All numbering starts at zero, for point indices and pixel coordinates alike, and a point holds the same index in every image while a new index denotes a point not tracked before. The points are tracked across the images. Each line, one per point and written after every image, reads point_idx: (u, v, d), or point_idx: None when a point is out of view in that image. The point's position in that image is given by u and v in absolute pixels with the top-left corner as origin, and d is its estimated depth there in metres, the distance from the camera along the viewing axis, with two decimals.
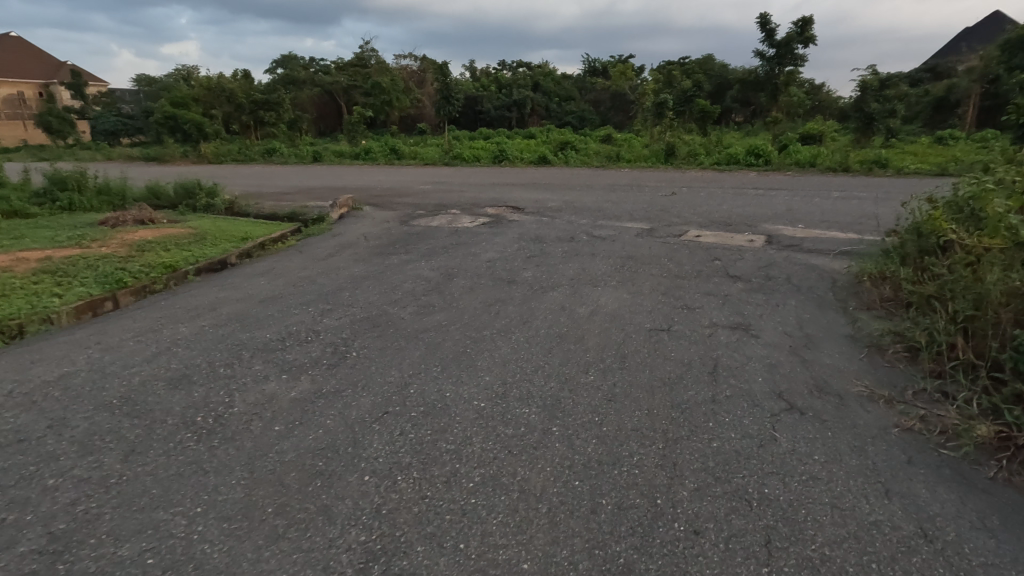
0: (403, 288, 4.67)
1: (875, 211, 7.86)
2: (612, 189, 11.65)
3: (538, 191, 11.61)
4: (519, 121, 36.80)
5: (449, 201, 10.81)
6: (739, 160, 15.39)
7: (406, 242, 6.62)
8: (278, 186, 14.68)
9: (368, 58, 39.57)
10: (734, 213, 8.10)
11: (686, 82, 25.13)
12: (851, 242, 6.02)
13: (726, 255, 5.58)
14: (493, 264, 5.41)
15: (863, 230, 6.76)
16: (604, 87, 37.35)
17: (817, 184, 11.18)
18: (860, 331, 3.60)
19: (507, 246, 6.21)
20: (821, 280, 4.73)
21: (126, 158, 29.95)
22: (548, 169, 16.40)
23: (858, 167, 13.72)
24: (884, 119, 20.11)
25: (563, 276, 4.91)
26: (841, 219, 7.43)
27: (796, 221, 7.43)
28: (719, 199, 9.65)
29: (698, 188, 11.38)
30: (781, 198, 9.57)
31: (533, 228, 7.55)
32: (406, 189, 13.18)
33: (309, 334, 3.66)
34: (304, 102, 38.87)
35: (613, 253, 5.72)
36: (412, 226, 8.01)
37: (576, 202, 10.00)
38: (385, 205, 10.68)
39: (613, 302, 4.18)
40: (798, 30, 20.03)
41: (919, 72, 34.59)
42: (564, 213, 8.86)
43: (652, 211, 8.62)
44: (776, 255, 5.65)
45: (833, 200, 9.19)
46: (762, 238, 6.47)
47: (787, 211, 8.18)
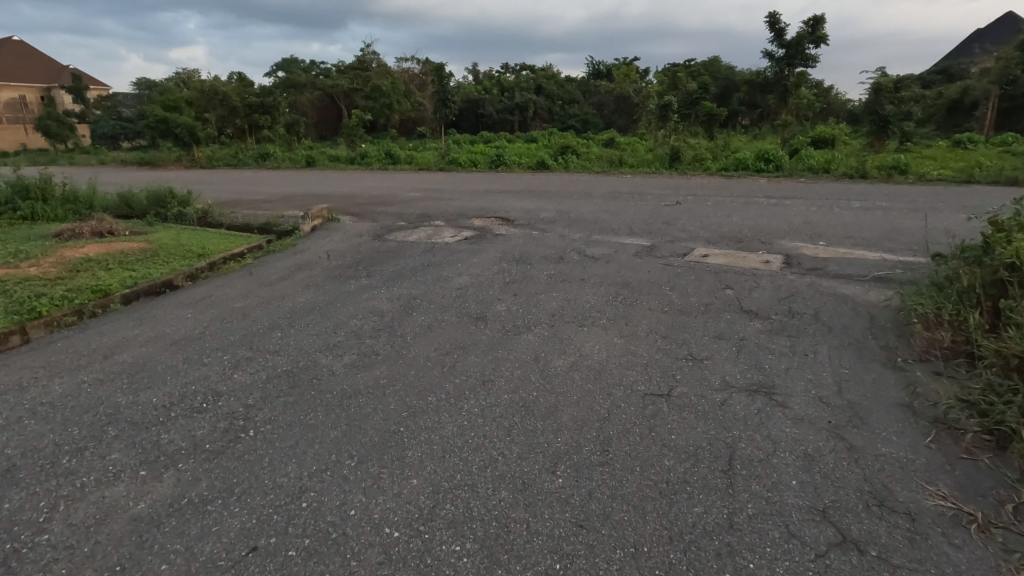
0: (349, 327, 3.88)
1: (904, 225, 7.02)
2: (613, 198, 10.84)
3: (532, 200, 10.85)
4: (521, 124, 36.04)
5: (435, 210, 10.06)
6: (748, 165, 14.55)
7: (372, 261, 5.84)
8: (261, 193, 13.98)
9: (369, 61, 38.98)
10: (745, 227, 7.29)
11: (692, 84, 24.32)
12: (884, 264, 5.19)
13: (739, 282, 4.76)
14: (464, 293, 4.62)
15: (893, 249, 5.92)
16: (608, 90, 36.54)
17: (833, 192, 10.34)
18: (918, 397, 2.78)
19: (485, 268, 5.43)
20: (857, 318, 3.90)
21: (120, 162, 29.40)
22: (546, 175, 15.63)
23: (876, 173, 12.84)
24: (900, 122, 19.21)
25: (543, 311, 4.10)
26: (866, 234, 6.60)
27: (816, 237, 6.59)
28: (728, 209, 8.84)
29: (704, 196, 10.57)
30: (797, 208, 8.72)
31: (520, 244, 6.77)
32: (394, 196, 12.44)
33: (206, 398, 2.86)
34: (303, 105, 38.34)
35: (605, 278, 4.92)
36: (387, 240, 7.24)
37: (571, 211, 9.20)
38: (367, 216, 9.94)
39: (600, 350, 3.37)
40: (809, 29, 19.16)
41: (930, 75, 33.62)
42: (557, 225, 8.08)
43: (653, 223, 7.83)
44: (798, 281, 4.82)
45: (854, 211, 8.34)
46: (780, 258, 5.64)
47: (804, 224, 7.36)
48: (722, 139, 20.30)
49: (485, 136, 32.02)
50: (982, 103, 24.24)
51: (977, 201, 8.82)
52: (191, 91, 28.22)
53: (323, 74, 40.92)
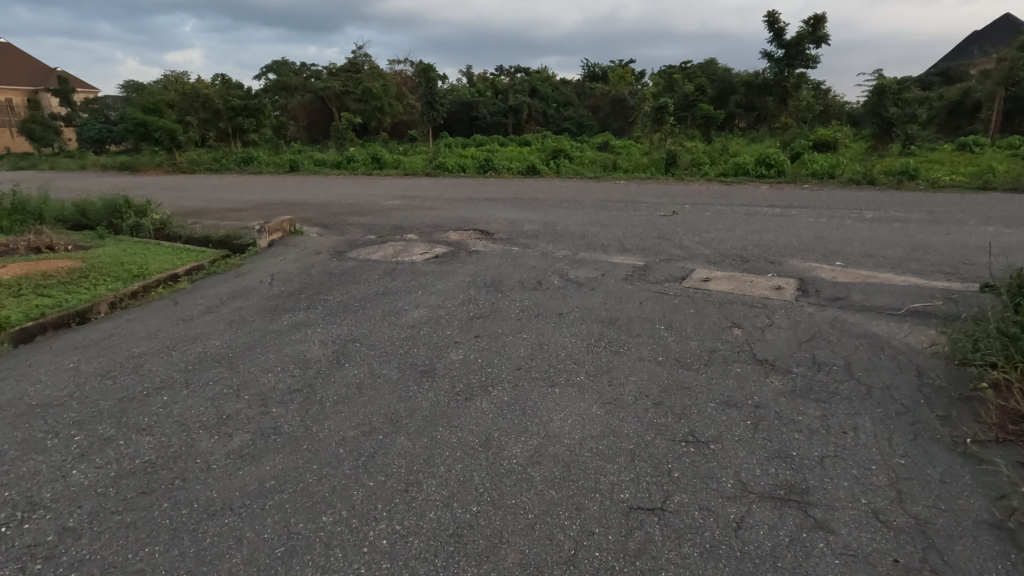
0: (257, 386, 3.06)
1: (929, 242, 6.24)
2: (605, 207, 10.07)
3: (517, 209, 10.07)
4: (515, 127, 35.30)
5: (411, 221, 9.28)
6: (748, 171, 13.78)
7: (321, 287, 5.04)
8: (233, 201, 13.21)
9: (361, 63, 38.17)
10: (748, 243, 6.51)
11: (689, 86, 23.60)
12: (917, 293, 4.42)
13: (747, 317, 3.97)
14: (415, 334, 3.81)
15: (922, 272, 5.14)
16: (604, 92, 35.85)
17: (842, 201, 9.58)
18: (1015, 516, 1.98)
19: (448, 297, 4.64)
20: (900, 372, 3.11)
21: (101, 167, 28.59)
22: (536, 181, 14.86)
23: (885, 179, 12.07)
24: (904, 125, 18.50)
25: (507, 361, 3.29)
26: (886, 252, 5.83)
27: (832, 256, 5.81)
28: (729, 220, 8.05)
29: (703, 204, 9.80)
30: (805, 219, 7.93)
31: (496, 264, 5.97)
32: (371, 204, 11.64)
33: (15, 514, 2.05)
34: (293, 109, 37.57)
35: (588, 311, 4.13)
36: (348, 258, 6.44)
37: (557, 222, 8.42)
38: (336, 227, 9.14)
39: (574, 426, 2.56)
40: (809, 29, 18.47)
41: (929, 77, 33.01)
42: (540, 240, 7.30)
43: (647, 238, 7.05)
44: (819, 316, 4.03)
45: (869, 223, 7.55)
46: (793, 284, 4.85)
47: (815, 239, 6.58)
48: (721, 142, 19.57)
49: (477, 139, 31.27)
50: (987, 104, 23.51)
51: (1003, 212, 8.03)
52: (174, 93, 27.46)
53: (313, 76, 40.19)
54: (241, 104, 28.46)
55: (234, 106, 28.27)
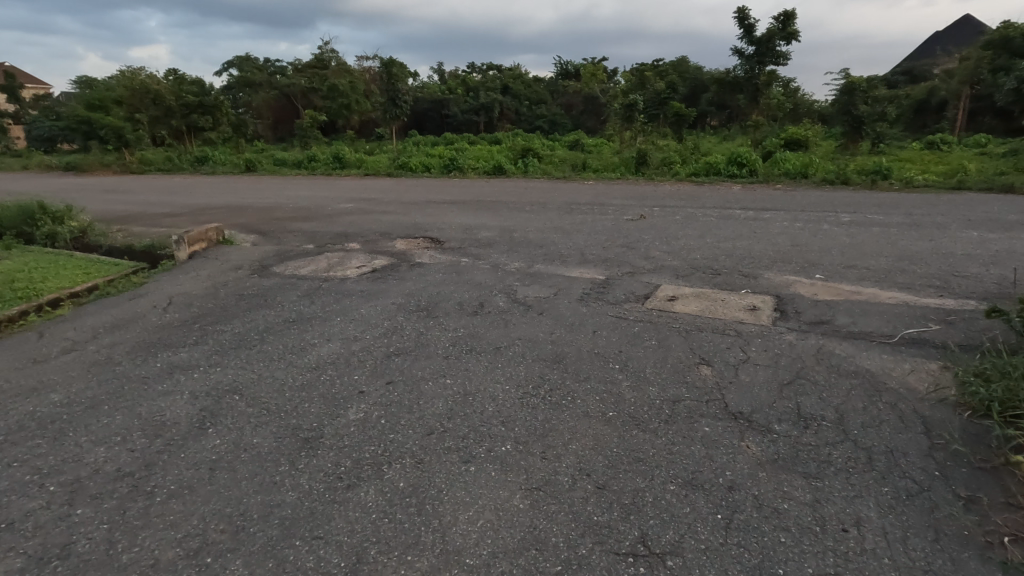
0: (76, 469, 2.30)
1: (911, 250, 5.74)
2: (569, 210, 9.46)
3: (475, 213, 9.39)
4: (487, 125, 34.55)
5: (358, 227, 8.51)
6: (719, 170, 13.32)
7: (224, 314, 4.26)
8: (173, 205, 12.22)
9: (327, 59, 36.95)
10: (719, 252, 5.93)
11: (659, 83, 23.21)
12: (907, 315, 3.86)
13: (718, 349, 3.35)
14: (312, 381, 3.07)
15: (910, 287, 4.61)
16: (576, 90, 35.38)
17: (817, 202, 9.13)
18: None
19: (370, 326, 3.92)
20: (907, 427, 2.49)
21: (45, 167, 26.95)
22: (501, 181, 14.17)
23: (859, 179, 11.70)
24: (874, 123, 18.34)
25: (417, 421, 2.58)
26: (868, 262, 5.30)
27: (810, 267, 5.26)
28: (699, 225, 7.51)
29: (673, 207, 9.24)
30: (780, 223, 7.42)
31: (438, 280, 5.27)
32: (321, 208, 10.82)
33: None
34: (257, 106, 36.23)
35: (531, 344, 3.45)
36: (271, 274, 5.66)
37: (516, 228, 7.77)
38: (275, 236, 8.33)
39: (483, 535, 1.87)
40: (779, 26, 18.20)
41: (895, 76, 33.41)
42: (493, 249, 6.61)
43: (610, 247, 6.43)
44: (801, 347, 3.43)
45: (846, 228, 7.06)
46: (770, 305, 4.26)
47: (790, 247, 6.03)
48: (692, 141, 19.20)
49: (447, 138, 30.43)
50: (953, 102, 23.62)
51: (983, 215, 7.62)
52: (122, 88, 25.99)
53: (276, 72, 38.78)
54: (196, 101, 27.11)
55: (188, 103, 26.93)
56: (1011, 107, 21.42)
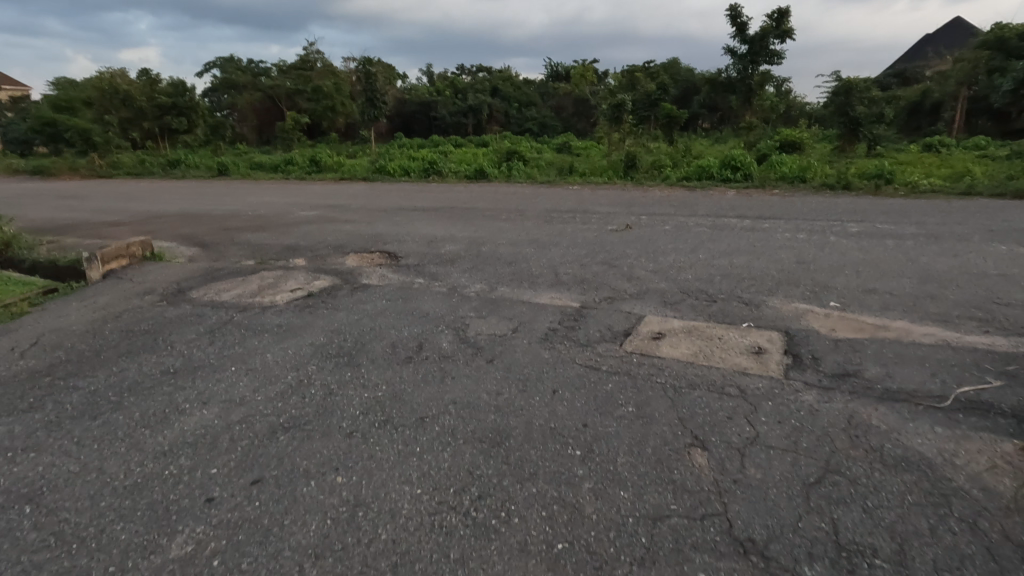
0: None
1: (936, 269, 4.93)
2: (550, 219, 8.65)
3: (445, 222, 8.54)
4: (475, 127, 33.69)
5: (312, 239, 7.61)
6: (713, 174, 12.52)
7: (92, 361, 3.37)
8: (124, 213, 11.28)
9: (312, 60, 36.03)
10: (714, 272, 5.09)
11: (650, 84, 22.55)
12: (955, 363, 3.04)
13: (716, 422, 2.50)
14: (150, 478, 2.19)
15: (945, 320, 3.79)
16: (566, 92, 34.66)
17: (819, 210, 8.36)
18: None
19: (268, 381, 3.03)
20: (1001, 574, 1.66)
21: (11, 171, 25.79)
22: (481, 186, 13.31)
23: (861, 183, 10.93)
24: (872, 125, 17.67)
25: (267, 566, 1.72)
26: (889, 285, 4.48)
27: (821, 291, 4.45)
28: (690, 237, 6.69)
29: (662, 216, 8.43)
30: (781, 235, 6.62)
31: (380, 307, 4.40)
32: (281, 216, 9.92)
33: None
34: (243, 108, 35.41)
35: (467, 412, 2.59)
36: (186, 300, 4.77)
37: (486, 241, 6.92)
38: (217, 250, 7.41)
39: None
40: (773, 23, 17.54)
41: (887, 78, 32.97)
42: (456, 267, 5.75)
43: (588, 265, 5.58)
44: (826, 413, 2.59)
45: (856, 241, 6.26)
46: (778, 346, 3.43)
47: (795, 265, 5.21)
48: (684, 143, 18.43)
49: (433, 140, 29.55)
50: (950, 103, 22.98)
51: (1005, 225, 6.85)
52: (91, 88, 24.91)
53: (259, 73, 37.77)
54: (169, 102, 26.06)
55: (161, 104, 25.87)
56: (1009, 108, 20.86)
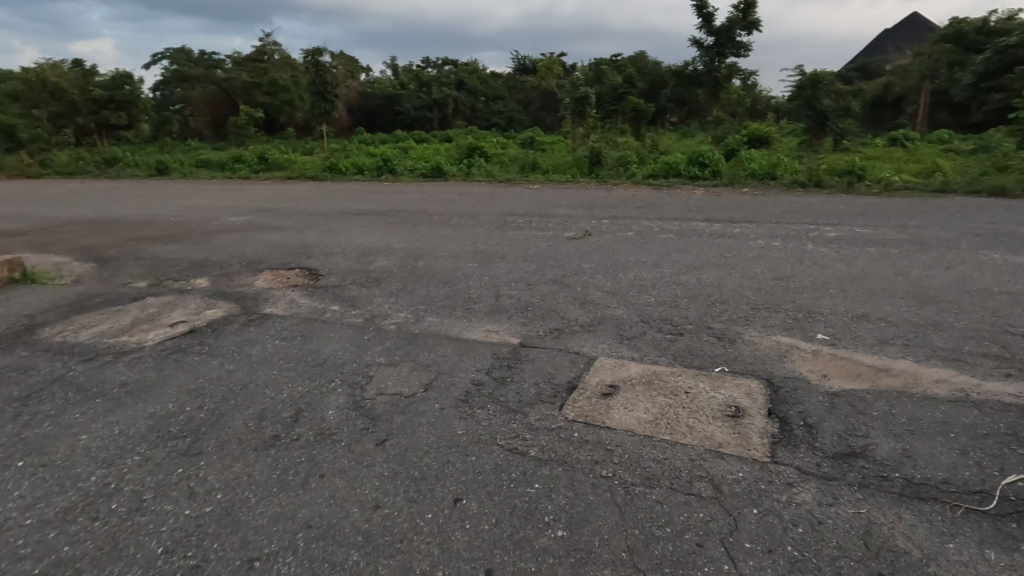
0: None
1: (930, 286, 4.30)
2: (503, 223, 7.85)
3: (385, 230, 7.65)
4: (440, 122, 32.59)
5: (227, 252, 6.63)
6: (680, 172, 11.90)
7: None
8: (28, 220, 10.01)
9: (268, 52, 34.43)
10: (679, 293, 4.35)
11: (616, 77, 21.92)
12: (986, 432, 2.35)
13: (680, 560, 1.73)
14: None
15: (955, 358, 3.13)
16: (534, 85, 33.89)
17: (792, 211, 7.75)
18: None
19: (56, 487, 2.14)
20: None
21: None
22: (437, 186, 12.40)
23: (832, 180, 10.44)
24: (839, 118, 17.36)
25: None
26: (882, 310, 3.81)
27: (805, 318, 3.75)
28: (654, 247, 5.96)
29: (625, 219, 7.72)
30: (754, 243, 5.95)
31: (267, 349, 3.52)
32: (204, 223, 8.85)
33: None
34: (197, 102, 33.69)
35: (322, 551, 1.77)
36: (27, 342, 3.81)
37: (425, 254, 6.06)
38: (112, 266, 6.36)
39: None
40: (740, 14, 17.13)
41: (849, 71, 33.16)
42: (382, 289, 4.89)
43: (536, 285, 4.79)
44: (833, 531, 1.85)
45: (836, 249, 5.63)
46: (758, 404, 2.69)
47: (771, 283, 4.52)
48: (651, 139, 17.84)
49: (396, 135, 28.42)
50: (913, 96, 22.85)
51: (989, 228, 6.34)
52: (18, 80, 23.04)
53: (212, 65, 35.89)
54: (105, 95, 24.24)
55: (97, 97, 24.05)
56: (969, 102, 20.94)
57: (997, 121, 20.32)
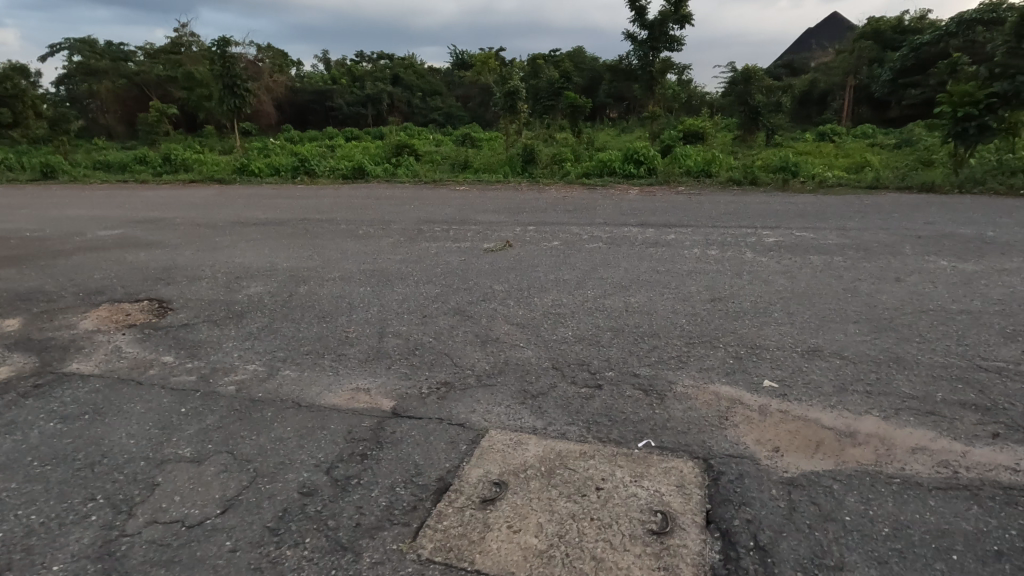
0: None
1: (883, 305, 3.75)
2: (417, 233, 6.96)
3: (277, 245, 6.60)
4: (375, 119, 31.10)
5: (70, 278, 5.43)
6: (615, 170, 11.33)
7: None
8: None
9: (185, 45, 31.97)
10: (600, 324, 3.61)
11: (552, 71, 21.32)
12: (998, 549, 1.70)
13: None
14: None
15: (928, 412, 2.51)
16: (473, 81, 32.93)
17: (729, 213, 7.24)
18: None
19: None
20: None
21: None
22: (355, 188, 11.32)
23: (767, 177, 10.11)
24: (770, 113, 17.40)
25: None
26: (836, 343, 3.19)
27: (747, 357, 3.07)
28: (578, 260, 5.23)
29: (553, 225, 7.01)
30: (689, 253, 5.32)
31: (29, 439, 2.51)
32: (63, 239, 7.49)
33: None
34: (104, 97, 30.76)
35: None
36: None
37: (311, 276, 5.08)
38: None
39: None
40: (672, 7, 16.82)
41: (777, 68, 34.04)
42: (240, 328, 3.91)
43: (433, 316, 3.93)
44: None
45: (777, 258, 5.07)
46: (694, 510, 1.94)
47: (708, 306, 3.85)
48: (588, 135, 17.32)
49: (326, 133, 26.84)
50: (838, 92, 23.41)
51: (929, 229, 5.99)
52: None
53: (119, 58, 32.97)
54: None
55: None
56: (889, 97, 21.59)
57: (915, 116, 21.05)
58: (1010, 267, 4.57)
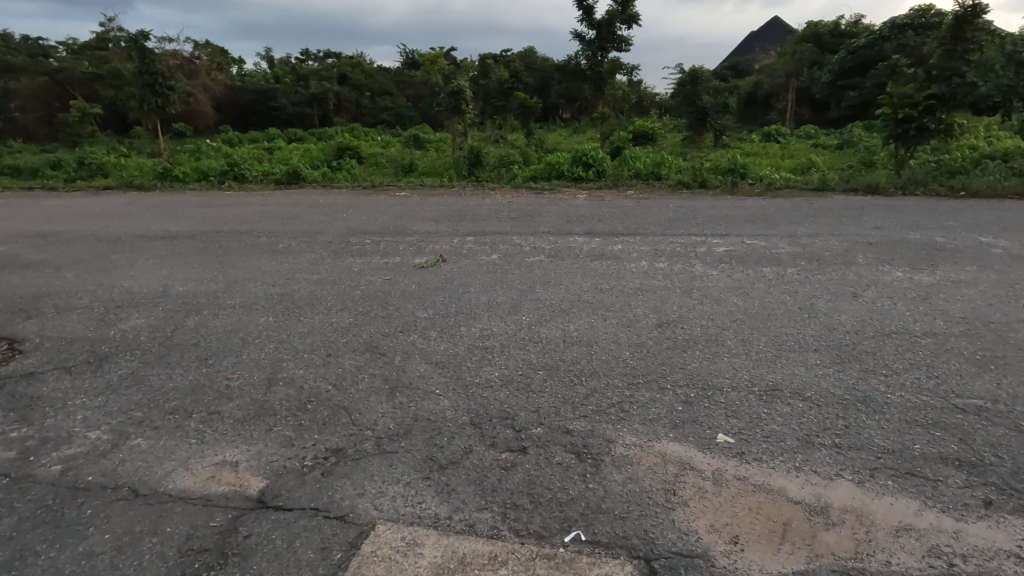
0: None
1: (842, 328, 3.39)
2: (344, 246, 6.29)
3: (180, 263, 5.81)
4: (321, 119, 29.83)
5: None
6: (563, 173, 10.89)
7: None
8: None
9: (112, 40, 29.88)
10: (532, 361, 3.10)
11: (501, 71, 20.86)
12: None
13: None
14: None
15: (910, 473, 2.10)
16: (423, 80, 32.06)
17: (679, 219, 6.89)
18: None
19: None
20: None
21: None
22: (287, 195, 10.51)
23: (717, 179, 9.89)
24: (717, 114, 17.44)
25: None
26: (796, 379, 2.79)
27: (698, 401, 2.61)
28: (515, 278, 4.71)
29: (494, 236, 6.47)
30: (636, 267, 4.89)
31: None
32: None
33: None
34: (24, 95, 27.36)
35: None
36: None
37: (206, 303, 4.39)
38: None
39: None
40: (619, 7, 16.62)
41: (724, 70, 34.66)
42: (98, 376, 3.21)
43: (338, 354, 3.33)
44: None
45: (728, 271, 4.70)
46: None
47: (655, 333, 3.40)
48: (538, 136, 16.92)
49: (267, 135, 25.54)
50: (781, 94, 23.85)
51: (879, 235, 5.78)
52: None
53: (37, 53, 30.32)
54: None
55: None
56: (829, 99, 22.07)
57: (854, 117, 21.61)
58: (965, 278, 4.33)
